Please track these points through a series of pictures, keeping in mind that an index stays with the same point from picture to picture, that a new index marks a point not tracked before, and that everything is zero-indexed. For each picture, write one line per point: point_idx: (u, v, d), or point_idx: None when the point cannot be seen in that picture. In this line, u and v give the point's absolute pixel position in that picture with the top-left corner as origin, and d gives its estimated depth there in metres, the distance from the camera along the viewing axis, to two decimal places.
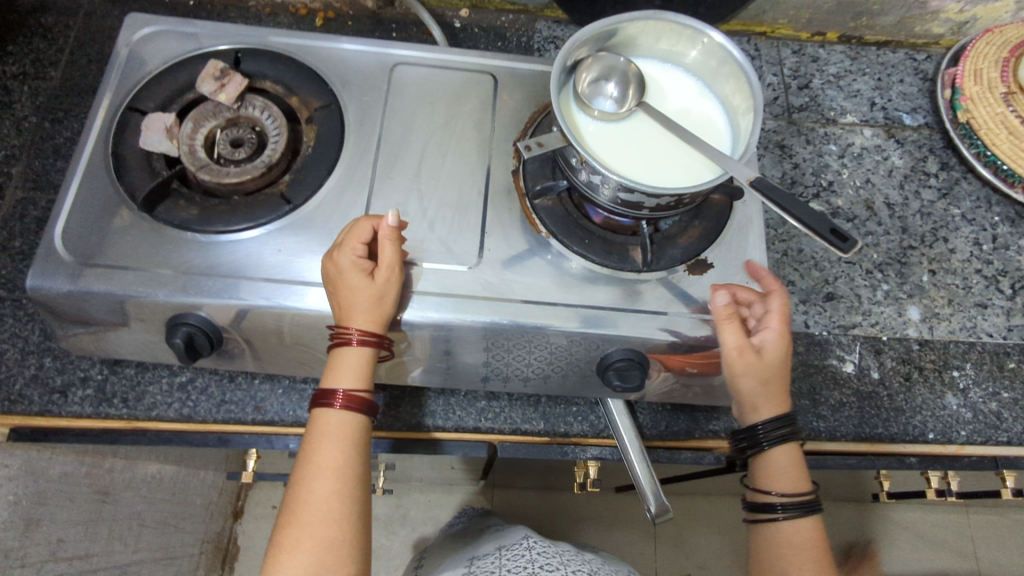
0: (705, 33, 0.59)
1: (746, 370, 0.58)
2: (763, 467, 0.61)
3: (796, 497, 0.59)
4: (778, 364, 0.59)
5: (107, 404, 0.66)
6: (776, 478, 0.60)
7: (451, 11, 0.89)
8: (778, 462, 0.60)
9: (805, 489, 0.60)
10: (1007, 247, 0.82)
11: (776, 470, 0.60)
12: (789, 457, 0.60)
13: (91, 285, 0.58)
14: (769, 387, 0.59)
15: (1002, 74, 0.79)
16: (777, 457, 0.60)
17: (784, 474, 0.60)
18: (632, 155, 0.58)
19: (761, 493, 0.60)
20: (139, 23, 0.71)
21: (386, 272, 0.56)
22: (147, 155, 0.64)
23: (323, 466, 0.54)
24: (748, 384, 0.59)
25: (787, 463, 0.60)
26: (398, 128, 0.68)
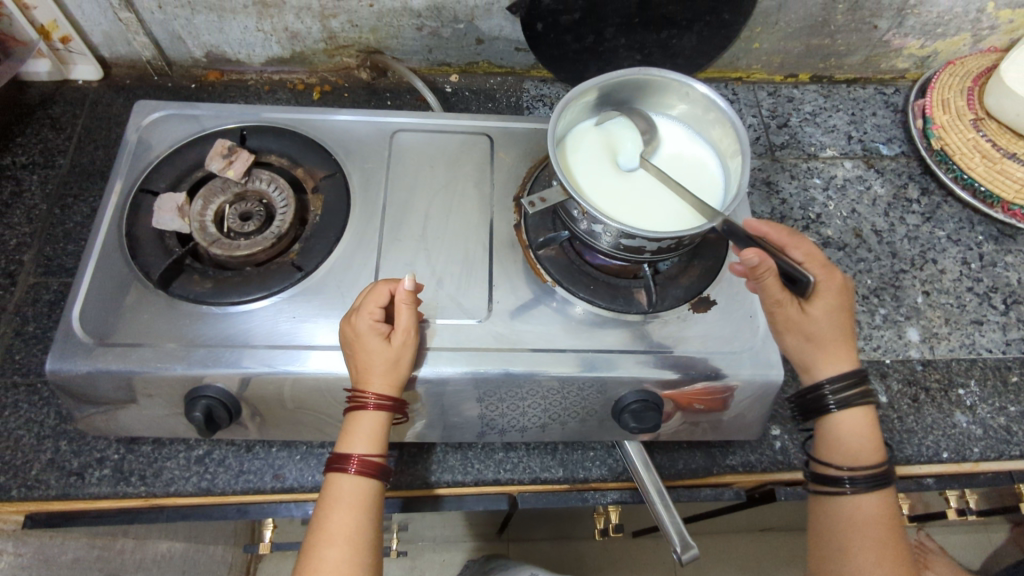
0: (692, 86, 0.62)
1: (790, 325, 0.59)
2: (831, 433, 0.60)
3: (864, 469, 0.58)
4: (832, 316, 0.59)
5: (126, 483, 0.65)
6: (845, 445, 0.59)
7: (442, 78, 0.93)
8: (844, 432, 0.60)
9: (876, 460, 0.59)
10: (994, 264, 0.84)
11: (844, 438, 0.59)
12: (859, 423, 0.60)
13: (109, 364, 0.59)
14: (816, 345, 0.59)
15: (968, 101, 0.84)
16: (847, 423, 0.60)
17: (852, 443, 0.59)
18: (622, 199, 0.61)
19: (825, 465, 0.60)
20: (147, 109, 0.74)
21: (403, 335, 0.57)
22: (160, 233, 0.66)
23: (336, 534, 0.54)
24: (792, 339, 0.60)
25: (857, 430, 0.59)
26: (403, 192, 0.70)
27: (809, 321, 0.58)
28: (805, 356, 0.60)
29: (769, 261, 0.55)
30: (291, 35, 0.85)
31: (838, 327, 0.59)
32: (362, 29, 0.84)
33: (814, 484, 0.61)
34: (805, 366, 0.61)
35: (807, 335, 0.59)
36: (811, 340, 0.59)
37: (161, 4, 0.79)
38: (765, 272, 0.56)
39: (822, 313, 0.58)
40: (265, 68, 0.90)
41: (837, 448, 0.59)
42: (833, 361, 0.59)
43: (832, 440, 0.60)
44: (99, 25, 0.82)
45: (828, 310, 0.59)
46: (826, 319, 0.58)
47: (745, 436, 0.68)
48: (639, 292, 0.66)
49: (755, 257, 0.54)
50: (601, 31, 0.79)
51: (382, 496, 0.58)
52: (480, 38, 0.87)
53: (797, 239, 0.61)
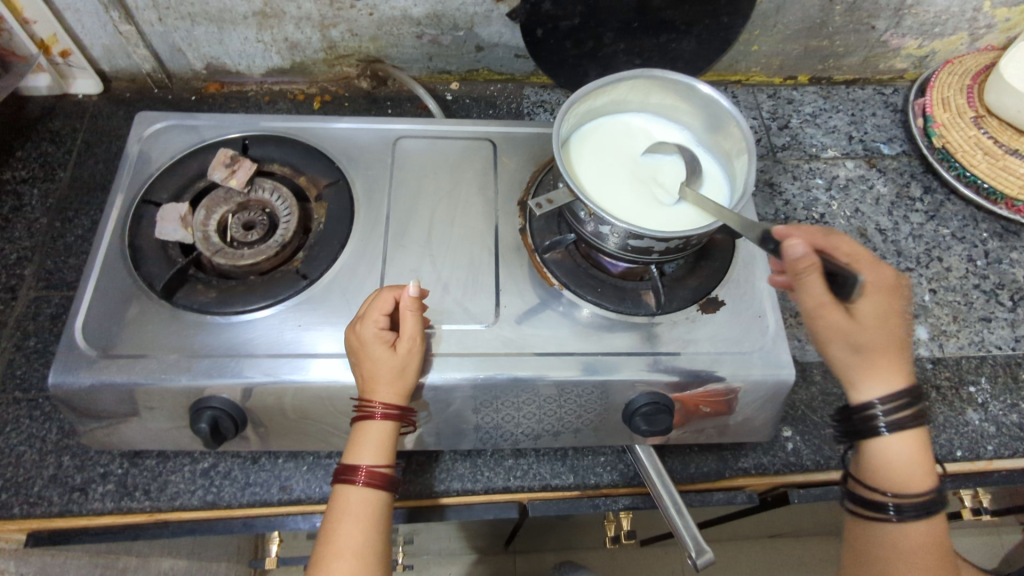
0: (696, 88, 0.62)
1: (836, 333, 0.52)
2: (879, 459, 0.55)
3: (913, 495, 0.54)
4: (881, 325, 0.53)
5: (130, 498, 0.64)
6: (894, 472, 0.55)
7: (442, 86, 0.93)
8: (895, 457, 0.55)
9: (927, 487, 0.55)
10: (1000, 261, 0.84)
11: (893, 464, 0.55)
12: (909, 446, 0.55)
13: (113, 376, 0.58)
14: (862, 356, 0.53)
15: (968, 99, 0.85)
16: (897, 447, 0.55)
17: (902, 469, 0.55)
18: (625, 196, 0.61)
19: (871, 490, 0.56)
20: (148, 120, 0.73)
21: (408, 342, 0.57)
22: (163, 244, 0.65)
23: (343, 547, 0.53)
24: (838, 350, 0.53)
25: (907, 456, 0.55)
26: (407, 198, 0.70)
27: (856, 330, 0.52)
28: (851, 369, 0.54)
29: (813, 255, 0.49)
30: (291, 45, 0.85)
31: (888, 334, 0.53)
32: (361, 38, 0.85)
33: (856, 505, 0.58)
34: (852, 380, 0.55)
35: (854, 344, 0.52)
36: (858, 350, 0.53)
37: (161, 16, 0.79)
38: (810, 268, 0.50)
39: (870, 318, 0.52)
40: (265, 79, 0.90)
41: (886, 475, 0.55)
42: (881, 376, 0.53)
43: (882, 465, 0.55)
44: (99, 38, 0.81)
45: (877, 314, 0.53)
46: (874, 326, 0.52)
47: (754, 439, 0.67)
48: (647, 294, 0.65)
49: (801, 247, 0.49)
50: (600, 35, 0.79)
51: (389, 508, 0.57)
52: (480, 44, 0.87)
53: (837, 239, 0.55)
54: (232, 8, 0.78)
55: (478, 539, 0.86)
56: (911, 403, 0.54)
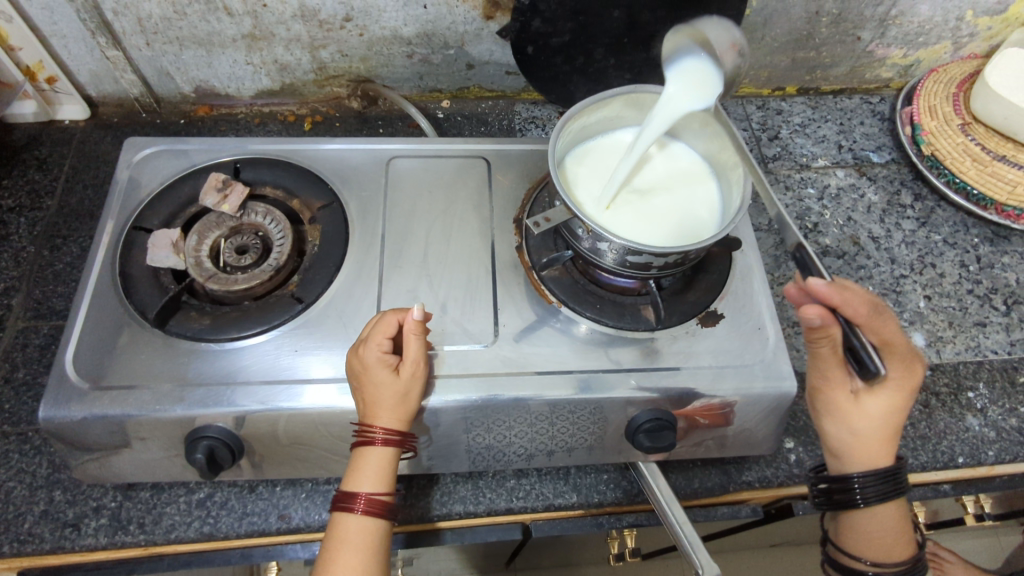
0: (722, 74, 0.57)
1: (833, 410, 0.54)
2: (857, 527, 0.56)
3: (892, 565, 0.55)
4: (883, 421, 0.53)
5: (124, 532, 0.62)
6: (874, 541, 0.55)
7: (433, 104, 0.93)
8: (873, 527, 0.55)
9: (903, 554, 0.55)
10: (992, 265, 0.85)
11: (872, 534, 0.55)
12: (887, 518, 0.55)
13: (105, 408, 0.57)
14: (858, 441, 0.54)
15: (955, 108, 0.86)
16: (875, 518, 0.55)
17: (881, 540, 0.55)
18: (619, 207, 0.62)
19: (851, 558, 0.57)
20: (138, 146, 0.73)
21: (411, 367, 0.56)
22: (155, 270, 0.64)
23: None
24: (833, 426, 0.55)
25: (888, 526, 0.55)
26: (402, 218, 0.69)
27: (856, 413, 0.53)
28: (841, 444, 0.55)
29: (835, 327, 0.50)
30: (281, 67, 0.84)
31: (889, 426, 0.54)
32: (351, 58, 0.84)
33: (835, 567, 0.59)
34: (836, 451, 0.56)
35: (848, 425, 0.54)
36: (853, 433, 0.54)
37: (149, 41, 0.78)
38: (825, 339, 0.51)
39: (875, 409, 0.53)
40: (255, 101, 0.90)
41: (864, 544, 0.56)
42: (870, 456, 0.54)
43: (863, 534, 0.56)
44: (86, 64, 0.81)
45: (886, 407, 0.53)
46: (875, 419, 0.53)
47: (756, 451, 0.67)
48: (646, 309, 0.65)
49: (815, 319, 0.49)
50: (590, 52, 0.80)
51: (388, 536, 0.56)
52: (470, 63, 0.87)
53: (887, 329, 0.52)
54: (221, 31, 0.78)
55: (479, 561, 0.85)
56: (892, 481, 0.54)
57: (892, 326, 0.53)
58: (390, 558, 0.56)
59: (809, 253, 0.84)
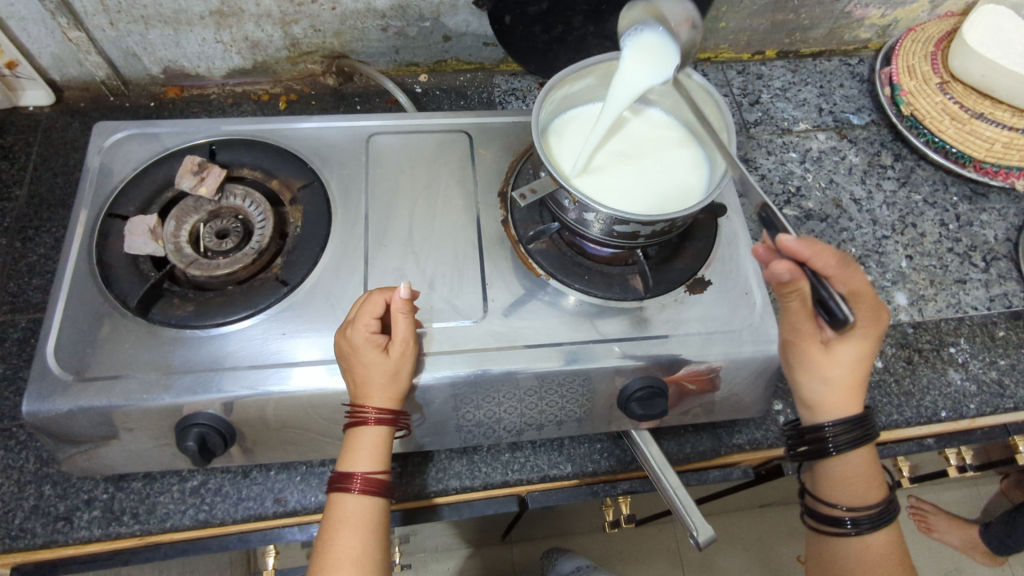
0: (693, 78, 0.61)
1: (806, 362, 0.56)
2: (830, 474, 0.57)
3: (867, 509, 0.55)
4: (851, 373, 0.55)
5: (118, 523, 0.61)
6: (847, 486, 0.56)
7: (410, 78, 0.91)
8: (849, 470, 0.57)
9: (876, 499, 0.56)
10: (971, 223, 0.86)
11: (843, 477, 0.57)
12: (860, 463, 0.57)
13: (91, 399, 0.56)
14: (833, 390, 0.55)
15: (933, 66, 0.86)
16: (846, 463, 0.57)
17: (856, 482, 0.56)
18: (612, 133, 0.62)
19: (828, 506, 0.57)
20: (106, 130, 0.70)
21: (401, 345, 0.56)
22: (133, 259, 0.62)
23: (342, 558, 0.52)
24: (808, 380, 0.56)
25: (862, 470, 0.56)
26: (384, 196, 0.68)
27: (828, 363, 0.55)
28: (816, 394, 0.56)
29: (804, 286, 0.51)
30: (252, 44, 0.82)
31: (859, 370, 0.55)
32: (325, 33, 0.82)
33: (815, 521, 0.59)
34: (810, 404, 0.57)
35: (821, 376, 0.55)
36: (824, 382, 0.55)
37: (112, 21, 0.75)
38: (792, 297, 0.52)
39: (845, 355, 0.55)
40: (226, 80, 0.87)
41: (840, 487, 0.57)
42: (835, 403, 0.56)
43: (837, 477, 0.57)
44: (48, 47, 0.77)
45: (854, 357, 0.55)
46: (845, 367, 0.55)
47: (745, 415, 0.68)
48: (634, 278, 0.65)
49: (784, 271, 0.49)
50: (569, 19, 0.79)
51: (387, 514, 0.57)
52: (447, 34, 0.86)
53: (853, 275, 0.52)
54: (188, 9, 0.75)
55: (476, 533, 0.86)
56: (863, 428, 0.55)
57: (856, 274, 0.52)
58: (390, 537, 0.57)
59: (792, 217, 0.84)
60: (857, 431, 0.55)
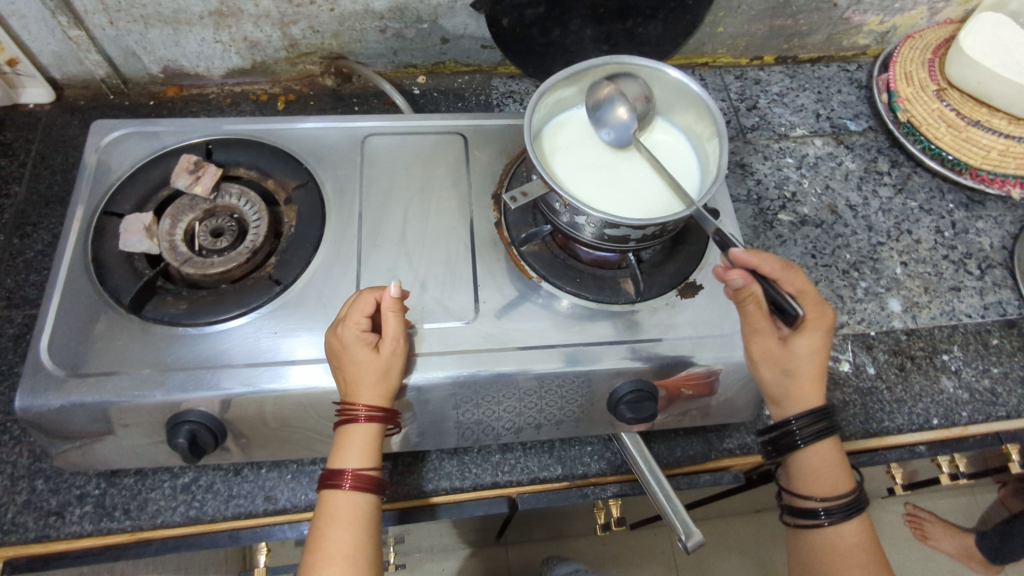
0: (689, 83, 0.61)
1: (767, 357, 0.57)
2: (802, 468, 0.58)
3: (838, 499, 0.57)
4: (809, 365, 0.56)
5: (109, 519, 0.62)
6: (818, 478, 0.58)
7: (409, 80, 0.91)
8: (818, 462, 0.58)
9: (846, 490, 0.57)
10: (966, 230, 0.86)
11: (815, 468, 0.58)
12: (827, 455, 0.58)
13: (84, 395, 0.56)
14: (793, 380, 0.57)
15: (930, 74, 0.86)
16: (815, 456, 0.58)
17: (826, 473, 0.57)
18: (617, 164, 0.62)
19: (801, 499, 0.58)
20: (105, 129, 0.71)
21: (392, 343, 0.56)
22: (128, 256, 0.63)
23: (332, 552, 0.52)
24: (768, 372, 0.57)
25: (832, 462, 0.58)
26: (379, 197, 0.69)
27: (787, 355, 0.56)
28: (777, 387, 0.58)
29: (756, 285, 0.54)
30: (251, 44, 0.82)
31: (816, 362, 0.57)
32: (324, 34, 0.83)
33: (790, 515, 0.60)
34: (774, 399, 0.59)
35: (783, 368, 0.56)
36: (784, 374, 0.56)
37: (112, 19, 0.76)
38: (749, 298, 0.55)
39: (800, 346, 0.56)
40: (225, 80, 0.88)
41: (811, 481, 0.58)
42: (799, 397, 0.57)
43: (809, 469, 0.58)
44: (49, 45, 0.78)
45: (810, 347, 0.56)
46: (805, 355, 0.56)
47: (738, 419, 0.68)
48: (626, 282, 0.65)
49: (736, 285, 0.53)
50: (567, 23, 0.79)
51: (378, 511, 0.57)
52: (445, 37, 0.86)
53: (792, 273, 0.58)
54: (188, 8, 0.76)
55: (468, 534, 0.86)
56: (827, 418, 0.57)
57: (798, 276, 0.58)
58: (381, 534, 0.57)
59: (787, 222, 0.84)
60: (820, 422, 0.57)
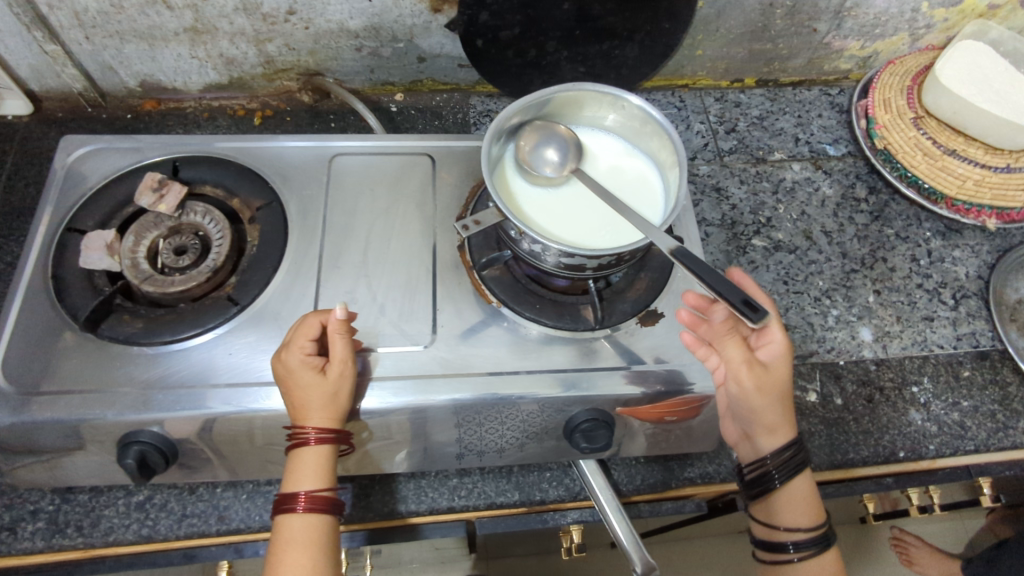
0: (649, 110, 0.61)
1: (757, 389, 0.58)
2: (777, 502, 0.61)
3: (809, 531, 0.60)
4: (783, 382, 0.60)
5: (61, 535, 0.62)
6: (790, 511, 0.61)
7: (386, 97, 0.92)
8: (791, 496, 0.61)
9: (816, 522, 0.61)
10: (943, 259, 0.85)
11: (789, 502, 0.61)
12: (799, 490, 0.61)
13: (35, 414, 0.56)
14: (778, 402, 0.60)
15: (908, 101, 0.86)
16: (789, 490, 0.61)
17: (800, 506, 0.61)
18: (568, 200, 0.62)
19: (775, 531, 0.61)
20: (74, 143, 0.71)
21: (340, 365, 0.56)
22: (88, 273, 0.63)
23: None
24: (759, 402, 0.59)
25: (806, 495, 0.61)
26: (343, 217, 0.69)
27: (769, 379, 0.59)
28: (771, 417, 0.60)
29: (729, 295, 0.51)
30: (227, 61, 0.83)
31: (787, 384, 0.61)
32: (299, 51, 0.83)
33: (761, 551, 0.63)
34: (768, 429, 0.61)
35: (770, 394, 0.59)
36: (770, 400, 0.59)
37: (87, 35, 0.76)
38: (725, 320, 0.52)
39: (778, 369, 0.59)
40: (203, 95, 0.88)
41: (786, 514, 0.61)
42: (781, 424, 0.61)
43: (782, 502, 0.61)
44: (25, 59, 0.79)
45: (783, 365, 0.60)
46: (781, 376, 0.60)
47: (698, 448, 0.67)
48: (587, 308, 0.64)
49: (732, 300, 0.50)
50: (542, 45, 0.80)
51: (335, 532, 0.57)
52: (422, 56, 0.86)
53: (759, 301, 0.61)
54: (162, 25, 0.76)
55: None
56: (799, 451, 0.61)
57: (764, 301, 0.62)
58: (339, 557, 0.57)
59: (761, 247, 0.84)
60: (795, 455, 0.60)
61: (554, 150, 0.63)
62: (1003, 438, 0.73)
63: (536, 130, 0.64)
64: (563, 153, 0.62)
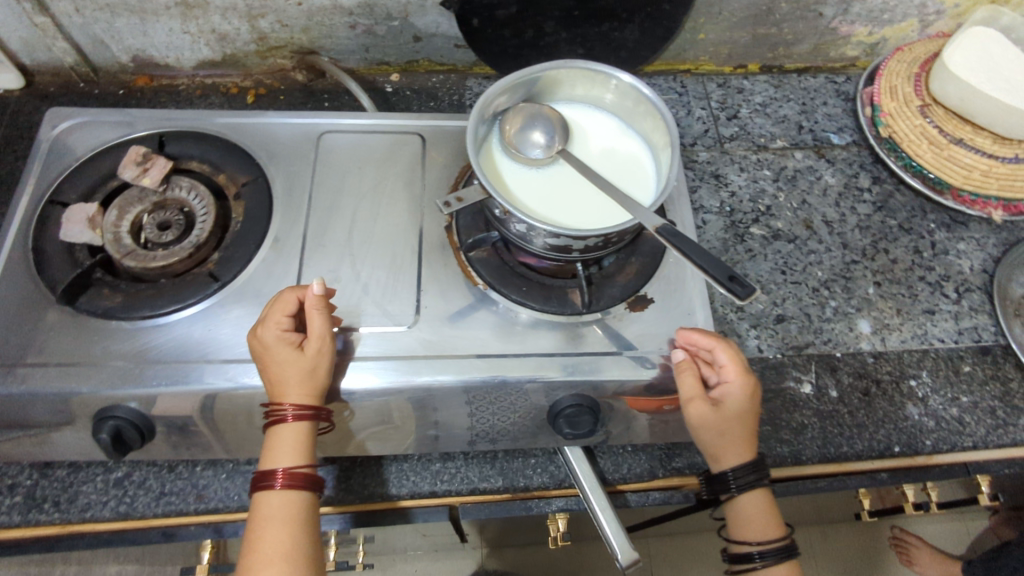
0: (641, 89, 0.59)
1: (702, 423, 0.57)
2: (735, 515, 0.61)
3: (770, 543, 0.59)
4: (737, 422, 0.58)
5: (38, 510, 0.61)
6: (748, 525, 0.60)
7: (382, 78, 0.91)
8: (748, 510, 0.60)
9: (778, 534, 0.59)
10: (946, 252, 0.83)
11: (746, 517, 0.60)
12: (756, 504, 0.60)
13: (9, 386, 0.55)
14: (727, 437, 0.58)
15: (915, 88, 0.83)
16: (746, 505, 0.60)
17: (756, 521, 0.60)
18: (557, 180, 0.60)
19: (738, 544, 0.60)
20: (60, 116, 0.70)
21: (317, 342, 0.55)
22: (69, 247, 0.62)
23: (267, 552, 0.51)
24: (706, 434, 0.58)
25: (757, 509, 0.60)
26: (329, 195, 0.68)
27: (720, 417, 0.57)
28: (716, 446, 0.59)
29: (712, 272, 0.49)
30: (220, 37, 0.82)
31: (746, 421, 0.59)
32: (293, 28, 0.82)
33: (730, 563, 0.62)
34: (714, 456, 0.60)
35: (719, 430, 0.58)
36: (719, 435, 0.58)
37: (78, 7, 0.76)
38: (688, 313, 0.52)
39: (731, 406, 0.58)
40: (196, 72, 0.87)
41: (744, 527, 0.60)
42: (732, 452, 0.59)
43: (735, 521, 0.61)
44: (15, 31, 0.78)
45: (740, 406, 0.58)
46: (737, 414, 0.58)
47: (687, 437, 0.66)
48: (574, 292, 0.63)
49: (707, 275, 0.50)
50: (540, 24, 0.78)
51: (315, 510, 0.56)
52: (417, 34, 0.85)
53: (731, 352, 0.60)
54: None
55: None
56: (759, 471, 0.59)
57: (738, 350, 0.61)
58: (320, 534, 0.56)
59: (759, 236, 0.82)
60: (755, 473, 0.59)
61: (540, 132, 0.61)
62: (1002, 435, 0.71)
63: (521, 111, 0.62)
64: (551, 133, 0.61)
